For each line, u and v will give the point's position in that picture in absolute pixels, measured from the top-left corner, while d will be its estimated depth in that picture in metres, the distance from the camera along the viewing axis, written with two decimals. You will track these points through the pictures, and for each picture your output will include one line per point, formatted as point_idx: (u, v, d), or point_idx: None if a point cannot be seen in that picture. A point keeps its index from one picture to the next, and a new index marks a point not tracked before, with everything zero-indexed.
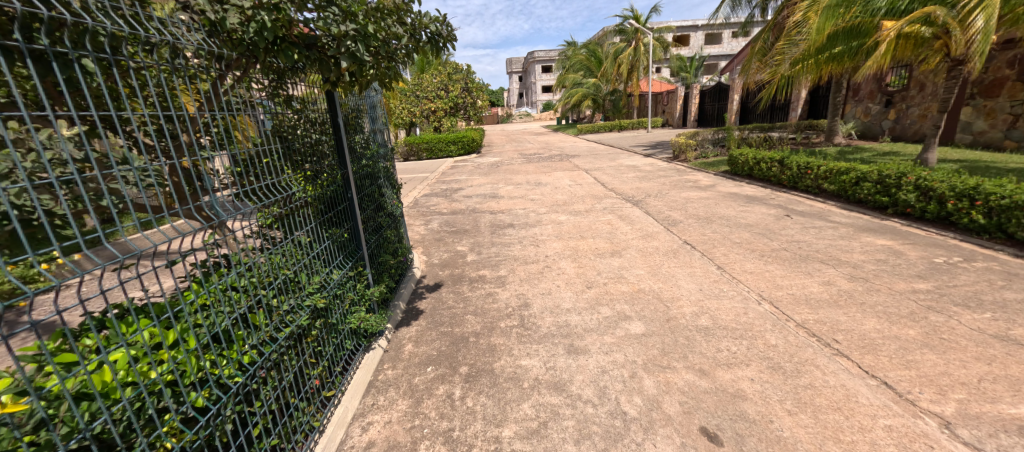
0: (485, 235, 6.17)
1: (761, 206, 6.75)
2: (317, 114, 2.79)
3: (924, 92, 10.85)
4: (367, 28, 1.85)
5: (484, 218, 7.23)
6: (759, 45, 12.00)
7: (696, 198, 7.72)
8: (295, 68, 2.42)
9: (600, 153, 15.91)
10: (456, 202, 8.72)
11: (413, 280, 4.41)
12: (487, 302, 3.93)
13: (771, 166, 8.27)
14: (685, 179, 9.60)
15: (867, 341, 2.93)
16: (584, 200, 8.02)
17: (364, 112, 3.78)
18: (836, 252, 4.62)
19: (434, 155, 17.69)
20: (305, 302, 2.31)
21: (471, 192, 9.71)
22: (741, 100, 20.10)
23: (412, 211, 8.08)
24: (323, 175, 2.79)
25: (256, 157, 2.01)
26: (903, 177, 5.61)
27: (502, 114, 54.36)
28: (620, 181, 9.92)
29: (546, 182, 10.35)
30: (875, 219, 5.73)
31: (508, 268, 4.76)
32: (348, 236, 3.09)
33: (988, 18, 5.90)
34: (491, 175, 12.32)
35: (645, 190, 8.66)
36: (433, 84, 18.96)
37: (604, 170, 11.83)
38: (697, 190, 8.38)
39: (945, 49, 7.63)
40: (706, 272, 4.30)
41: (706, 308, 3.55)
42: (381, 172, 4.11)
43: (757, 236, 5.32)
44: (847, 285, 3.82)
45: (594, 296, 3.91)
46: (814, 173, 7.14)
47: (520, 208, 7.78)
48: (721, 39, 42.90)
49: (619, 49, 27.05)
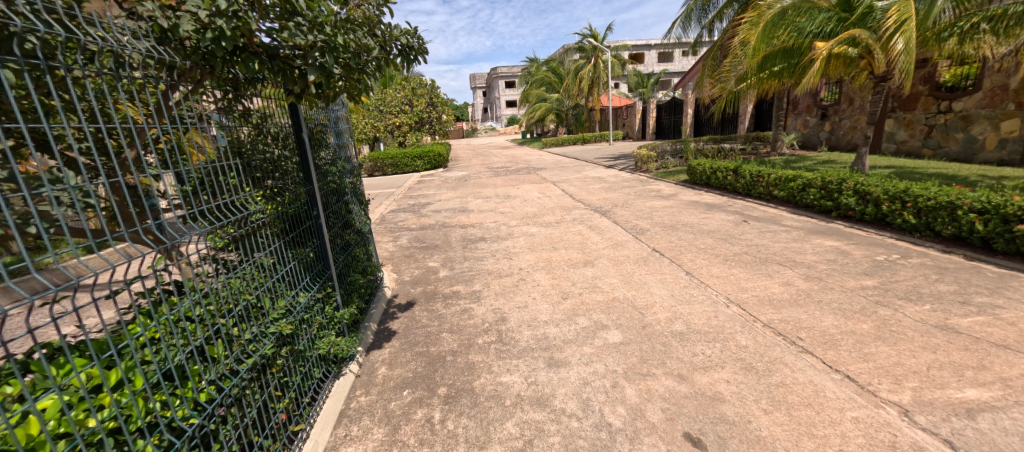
0: (457, 250, 6.08)
1: (720, 213, 7.08)
2: (279, 128, 2.65)
3: (853, 106, 11.98)
4: (336, 40, 1.74)
5: (454, 232, 7.14)
6: (709, 61, 12.79)
7: (660, 206, 8.00)
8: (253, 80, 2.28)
9: (565, 166, 16.24)
10: (425, 217, 8.57)
11: (384, 300, 4.23)
12: (462, 319, 3.83)
13: (726, 175, 8.72)
14: (649, 189, 9.94)
15: (828, 337, 3.09)
16: (553, 211, 8.12)
17: (329, 126, 3.63)
18: (791, 254, 4.90)
19: (399, 171, 17.36)
20: (270, 329, 2.13)
21: (440, 207, 9.58)
22: (694, 114, 21.24)
23: (380, 228, 7.85)
24: (286, 190, 2.65)
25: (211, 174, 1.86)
26: (844, 183, 6.07)
27: (467, 130, 54.93)
28: (587, 192, 10.14)
29: (515, 195, 10.42)
30: (822, 222, 6.15)
31: (483, 282, 4.69)
32: (314, 256, 2.92)
33: (908, 39, 6.51)
34: (459, 188, 12.26)
35: (612, 200, 8.89)
36: (397, 98, 18.80)
37: (570, 182, 12.07)
38: (660, 199, 8.70)
39: (869, 67, 8.46)
40: (675, 278, 4.42)
41: (679, 313, 3.64)
42: (348, 188, 3.96)
43: (720, 242, 5.56)
44: (804, 285, 4.04)
45: (571, 307, 3.91)
46: (765, 180, 7.61)
47: (491, 221, 7.75)
48: (672, 58, 46.09)
49: (579, 66, 28.19)
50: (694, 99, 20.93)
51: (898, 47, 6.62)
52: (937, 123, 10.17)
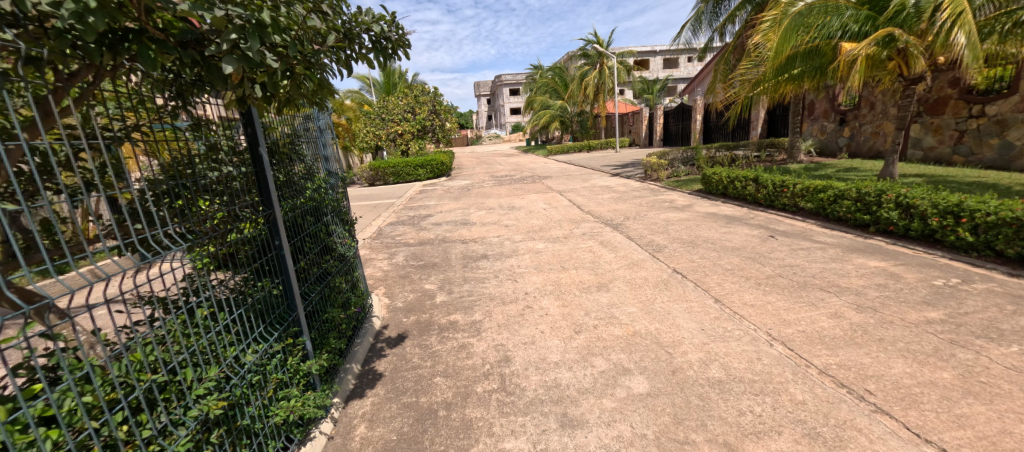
0: (456, 269, 5.57)
1: (743, 227, 6.52)
2: (229, 139, 2.13)
3: (874, 111, 11.45)
4: (263, 14, 1.17)
5: (455, 249, 6.63)
6: (721, 66, 12.34)
7: (676, 219, 7.45)
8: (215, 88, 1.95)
9: (572, 174, 15.73)
10: (424, 230, 8.07)
11: (371, 333, 3.71)
12: (460, 358, 3.30)
13: (745, 185, 8.14)
14: (662, 199, 9.41)
15: (904, 392, 2.53)
16: (561, 224, 7.59)
17: (304, 136, 3.17)
18: (833, 277, 4.32)
19: (401, 180, 16.93)
20: (191, 412, 1.57)
21: (441, 219, 9.08)
22: (703, 120, 20.69)
23: (376, 243, 7.36)
24: (243, 216, 2.15)
25: (165, 195, 1.68)
26: (883, 195, 5.49)
27: (471, 137, 54.96)
28: (596, 203, 9.61)
29: (520, 206, 9.92)
30: (859, 238, 5.57)
31: (484, 311, 4.16)
32: (274, 295, 2.36)
33: (968, 34, 6.06)
34: (462, 199, 11.79)
35: (624, 212, 8.34)
36: (399, 106, 18.47)
37: (578, 192, 11.56)
38: (675, 211, 8.16)
39: (899, 69, 8.00)
40: (704, 307, 3.86)
41: (713, 354, 3.09)
42: (329, 206, 3.49)
43: (748, 262, 4.98)
44: (858, 318, 3.47)
45: (585, 343, 3.37)
46: (790, 191, 7.04)
47: (494, 236, 7.24)
48: (678, 64, 45.88)
49: (584, 72, 27.94)
50: (704, 105, 20.42)
51: (958, 41, 6.12)
52: (968, 128, 9.55)
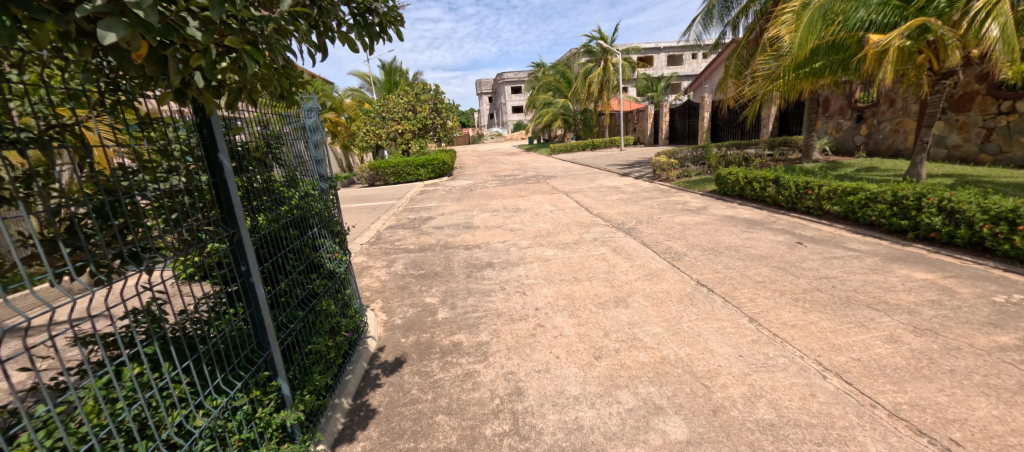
0: (459, 279, 5.16)
1: (766, 232, 6.08)
2: (183, 140, 1.71)
3: (894, 107, 10.98)
4: None
5: (457, 256, 6.22)
6: (734, 61, 11.84)
7: (692, 223, 7.02)
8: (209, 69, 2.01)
9: (577, 174, 15.29)
10: (425, 235, 7.66)
11: (365, 358, 3.30)
12: (466, 390, 2.89)
13: (765, 186, 7.67)
14: (674, 201, 8.97)
15: (999, 443, 2.11)
16: (570, 229, 7.17)
17: (284, 138, 2.76)
18: (879, 292, 3.89)
19: (401, 180, 16.51)
20: None
21: (443, 222, 8.67)
22: (710, 117, 20.16)
23: (374, 249, 6.95)
24: (205, 233, 1.74)
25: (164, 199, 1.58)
26: (923, 199, 5.05)
27: (473, 136, 54.52)
28: (604, 205, 9.18)
29: (525, 208, 9.50)
30: (896, 245, 5.13)
31: (491, 330, 3.75)
32: (237, 333, 1.91)
33: (1003, 26, 5.61)
34: (464, 200, 11.37)
35: (635, 215, 7.91)
36: (400, 104, 18.05)
37: (584, 193, 11.13)
38: (690, 214, 7.72)
39: (928, 63, 7.54)
40: (738, 327, 3.44)
41: (758, 388, 2.67)
42: (315, 217, 3.08)
43: (779, 272, 4.55)
44: (918, 343, 3.04)
45: (607, 373, 2.96)
46: (815, 193, 6.60)
47: (499, 241, 6.83)
48: (682, 61, 45.32)
49: (588, 69, 27.47)
50: (712, 102, 19.93)
51: (993, 34, 5.67)
52: (996, 125, 9.08)
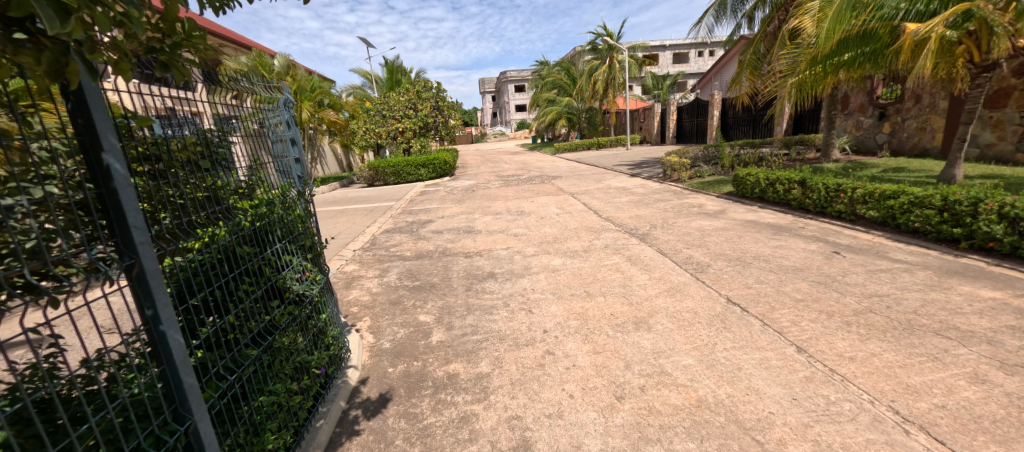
0: (458, 293, 4.64)
1: (797, 240, 5.52)
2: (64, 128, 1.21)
3: (920, 104, 10.38)
4: None
5: (456, 265, 5.70)
6: (749, 56, 11.18)
7: (712, 228, 6.46)
8: (212, 78, 2.10)
9: (584, 174, 14.74)
10: (422, 240, 7.15)
11: (342, 397, 2.78)
12: (461, 442, 2.37)
13: (789, 188, 7.09)
14: (689, 204, 8.41)
15: None
16: (579, 234, 6.64)
17: (232, 134, 2.25)
18: (945, 315, 3.33)
19: (401, 180, 16.02)
20: None
21: (442, 226, 8.16)
22: (720, 116, 19.47)
23: (367, 255, 6.44)
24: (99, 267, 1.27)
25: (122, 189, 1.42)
26: (979, 204, 4.48)
27: (476, 134, 53.98)
28: (614, 208, 8.64)
29: (529, 211, 8.97)
30: (948, 255, 4.57)
31: (493, 358, 3.24)
32: (143, 399, 1.38)
33: None
34: (466, 202, 10.85)
35: (648, 219, 7.36)
36: (400, 102, 17.57)
37: (592, 194, 10.59)
38: (707, 218, 7.17)
39: (968, 55, 6.91)
40: (785, 359, 2.90)
41: (824, 446, 2.14)
42: (279, 230, 2.57)
43: (821, 289, 3.99)
44: (1012, 384, 2.50)
45: (633, 420, 2.43)
46: (848, 196, 6.03)
47: (502, 248, 6.31)
48: (688, 59, 44.61)
49: (593, 66, 26.89)
50: (722, 100, 19.30)
51: None
52: None
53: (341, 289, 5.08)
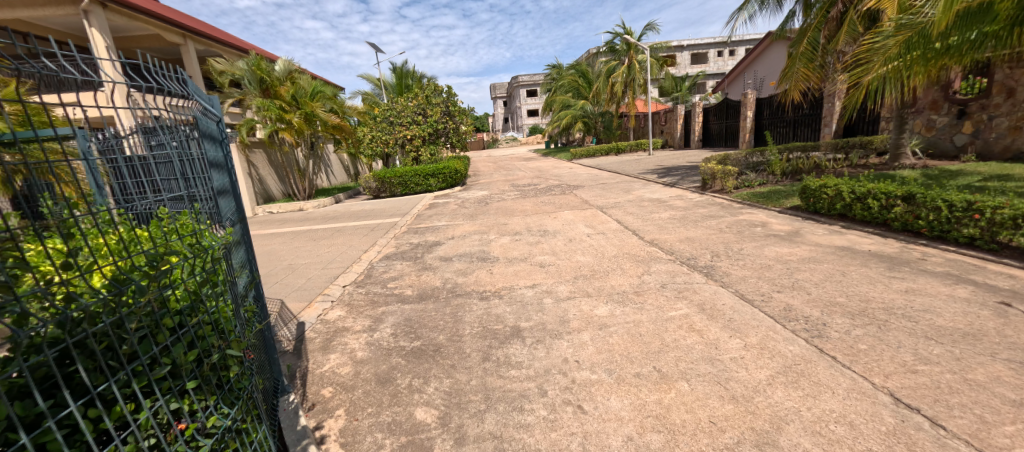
0: (472, 365, 3.33)
1: (930, 281, 4.07)
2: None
3: (1016, 99, 8.80)
4: None
5: (470, 312, 4.39)
6: (805, 44, 9.43)
7: (796, 258, 5.03)
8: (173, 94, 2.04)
9: (608, 183, 13.34)
10: (428, 271, 5.88)
11: None
12: None
13: (888, 204, 5.59)
14: (747, 222, 6.97)
15: None
16: (623, 266, 5.27)
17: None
18: None
19: (409, 191, 14.86)
20: None
21: (451, 250, 6.88)
22: (754, 117, 17.87)
23: (357, 294, 5.17)
24: None
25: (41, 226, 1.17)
26: None
27: (487, 140, 52.86)
28: (656, 226, 7.25)
29: (553, 230, 7.64)
30: None
31: None
32: None
33: None
34: (479, 217, 9.57)
35: (705, 243, 5.96)
36: (408, 108, 16.48)
37: (624, 208, 9.19)
38: (783, 242, 5.73)
39: None
40: None
41: None
42: (107, 343, 1.23)
43: None
44: None
45: None
46: (987, 218, 4.54)
47: (526, 285, 4.99)
48: (707, 59, 43.13)
49: (610, 67, 25.59)
50: (756, 100, 17.74)
51: None
52: None
53: (316, 352, 3.78)
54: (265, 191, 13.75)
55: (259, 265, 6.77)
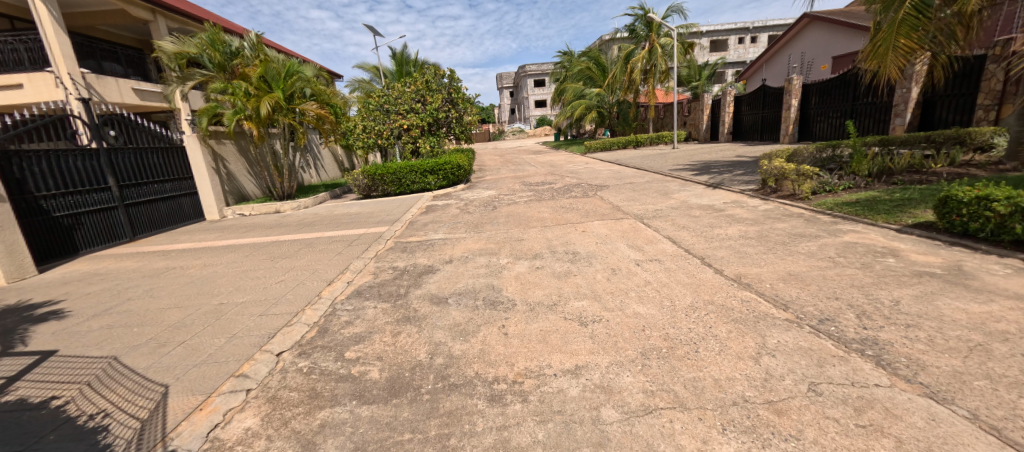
0: None
1: None
2: None
3: None
4: None
5: (471, 435, 2.45)
6: (907, 7, 7.23)
7: (1016, 329, 3.01)
8: None
9: (638, 182, 11.32)
10: (410, 325, 3.94)
11: None
12: None
13: None
14: (864, 247, 4.94)
15: None
16: (718, 332, 3.29)
17: None
18: None
19: (404, 189, 12.91)
20: None
21: (447, 284, 4.93)
22: (800, 106, 15.68)
23: (293, 375, 3.24)
24: None
25: None
26: None
27: (493, 132, 50.71)
28: (731, 251, 5.24)
29: (586, 252, 5.66)
30: None
31: None
32: None
33: None
34: (485, 228, 7.63)
35: (827, 287, 3.94)
36: (406, 94, 14.45)
37: (672, 218, 7.18)
38: (954, 288, 3.72)
39: None
40: None
41: None
42: None
43: None
44: None
45: None
46: None
47: (565, 369, 3.02)
48: (727, 46, 40.55)
49: (629, 52, 23.26)
50: (803, 86, 15.52)
51: None
52: None
53: None
54: (237, 189, 11.82)
55: (179, 303, 4.82)
